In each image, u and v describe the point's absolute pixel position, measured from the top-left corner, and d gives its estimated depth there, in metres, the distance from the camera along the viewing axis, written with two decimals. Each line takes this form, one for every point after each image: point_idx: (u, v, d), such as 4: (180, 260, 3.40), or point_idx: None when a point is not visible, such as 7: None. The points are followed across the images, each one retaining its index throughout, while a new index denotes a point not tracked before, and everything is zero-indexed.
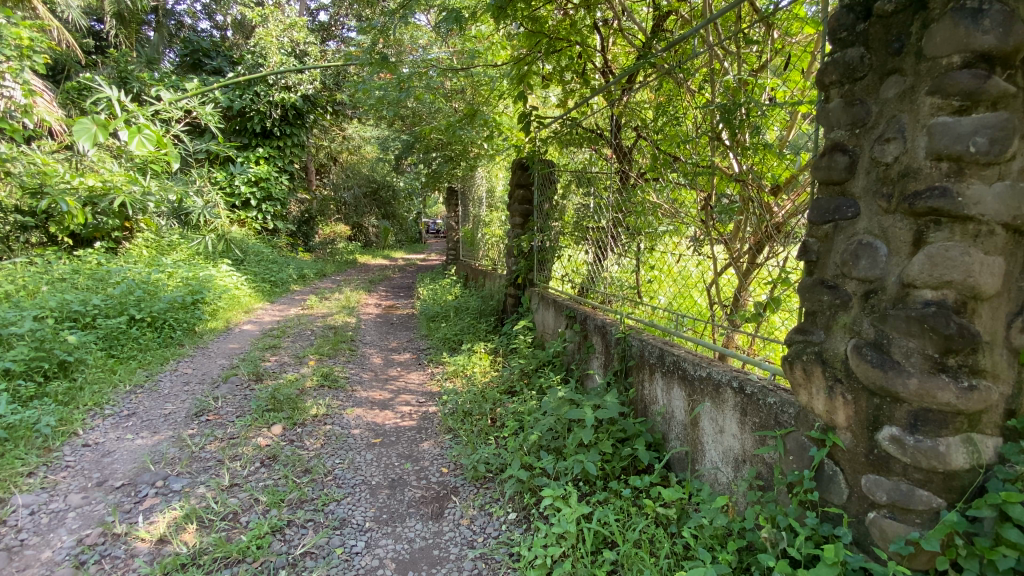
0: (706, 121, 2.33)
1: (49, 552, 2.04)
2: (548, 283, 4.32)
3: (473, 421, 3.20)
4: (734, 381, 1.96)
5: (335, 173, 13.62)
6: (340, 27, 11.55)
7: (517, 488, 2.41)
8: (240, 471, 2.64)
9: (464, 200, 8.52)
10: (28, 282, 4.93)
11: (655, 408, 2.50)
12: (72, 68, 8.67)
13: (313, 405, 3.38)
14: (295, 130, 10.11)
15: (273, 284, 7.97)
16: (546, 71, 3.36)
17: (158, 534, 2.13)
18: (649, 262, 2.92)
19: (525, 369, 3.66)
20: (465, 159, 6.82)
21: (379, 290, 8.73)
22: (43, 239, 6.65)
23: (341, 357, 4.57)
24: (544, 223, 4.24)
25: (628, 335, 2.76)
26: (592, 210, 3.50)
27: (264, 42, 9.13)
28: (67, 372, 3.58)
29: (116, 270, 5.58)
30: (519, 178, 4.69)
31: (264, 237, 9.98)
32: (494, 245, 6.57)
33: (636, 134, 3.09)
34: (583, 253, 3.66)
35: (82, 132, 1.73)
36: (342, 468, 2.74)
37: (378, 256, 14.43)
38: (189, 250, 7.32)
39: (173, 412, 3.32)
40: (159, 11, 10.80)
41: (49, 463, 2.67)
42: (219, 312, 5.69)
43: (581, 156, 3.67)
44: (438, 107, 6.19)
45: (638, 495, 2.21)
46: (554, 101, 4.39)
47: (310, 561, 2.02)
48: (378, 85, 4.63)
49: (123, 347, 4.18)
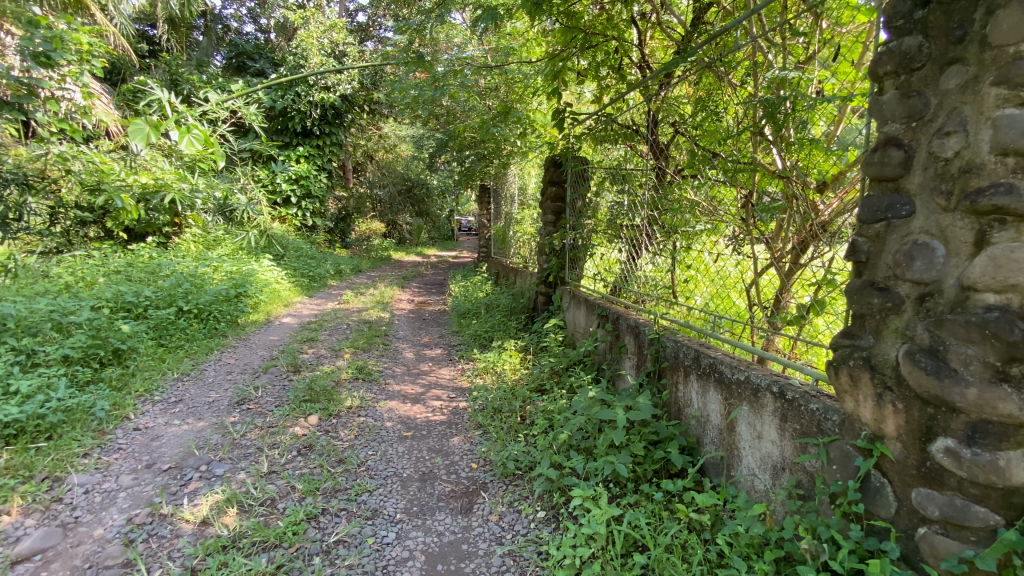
0: (748, 116, 2.26)
1: (100, 530, 2.17)
2: (579, 282, 4.27)
3: (502, 418, 3.20)
4: (774, 386, 1.88)
5: (370, 172, 13.85)
6: (378, 27, 11.83)
7: (546, 487, 2.40)
8: (278, 459, 2.72)
9: (497, 198, 8.57)
10: (86, 274, 5.20)
11: (689, 411, 2.44)
12: (128, 72, 9.16)
13: (347, 397, 3.47)
14: (333, 129, 10.41)
15: (311, 279, 8.21)
16: (581, 67, 3.32)
17: (201, 517, 2.22)
18: (685, 262, 2.86)
19: (555, 368, 3.64)
20: (497, 157, 6.84)
21: (411, 286, 8.84)
22: (100, 233, 6.78)
23: (375, 351, 4.66)
24: (576, 221, 4.21)
25: (662, 336, 2.69)
26: (626, 208, 3.45)
27: (305, 43, 9.40)
28: (121, 359, 3.78)
29: (165, 264, 5.85)
30: (552, 176, 4.63)
31: (303, 234, 10.30)
32: (526, 243, 6.57)
33: (674, 130, 2.99)
34: (616, 252, 3.61)
35: (137, 133, 1.89)
36: (374, 459, 2.79)
37: (410, 253, 14.60)
38: (234, 246, 7.70)
39: (217, 401, 3.46)
40: (208, 16, 11.24)
41: (103, 445, 2.83)
42: (261, 305, 5.91)
43: (616, 152, 3.62)
44: (472, 105, 6.24)
45: (670, 499, 2.17)
46: (588, 98, 4.34)
47: (342, 550, 2.07)
48: (413, 84, 4.68)
49: (171, 337, 4.40)
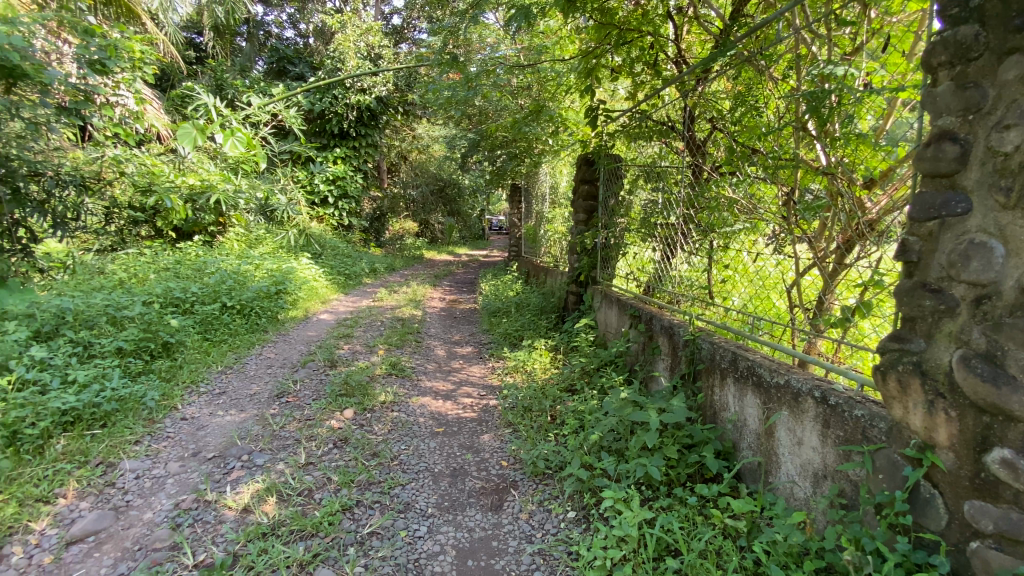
0: (790, 111, 2.18)
1: (150, 513, 2.29)
2: (611, 282, 4.23)
3: (533, 417, 3.20)
4: (816, 391, 1.81)
5: (404, 172, 14.09)
6: (412, 30, 12.01)
7: (576, 487, 2.39)
8: (315, 450, 2.81)
9: (528, 197, 8.57)
10: (139, 270, 5.49)
11: (725, 415, 2.38)
12: (177, 78, 9.61)
13: (381, 392, 3.54)
14: (369, 130, 10.64)
15: (347, 277, 8.42)
16: (616, 64, 3.28)
17: (243, 504, 2.31)
18: (722, 262, 2.80)
19: (586, 368, 3.61)
20: (529, 156, 6.84)
21: (443, 285, 8.95)
22: (151, 232, 6.94)
23: (407, 347, 4.75)
24: (609, 220, 4.16)
25: (698, 337, 2.64)
26: (661, 206, 3.40)
27: (343, 47, 9.64)
28: (170, 352, 3.97)
29: (211, 262, 6.11)
30: (584, 174, 4.59)
31: (340, 233, 10.57)
32: (557, 242, 6.55)
33: (711, 126, 2.92)
34: (649, 251, 3.56)
35: (185, 136, 1.97)
36: (407, 454, 2.84)
37: (442, 252, 14.77)
38: (275, 244, 7.97)
39: (258, 393, 3.59)
40: (251, 23, 11.67)
41: (153, 433, 2.98)
42: (300, 302, 6.10)
43: (650, 150, 3.56)
44: (504, 104, 6.26)
45: (705, 504, 2.12)
46: (622, 95, 4.29)
47: (376, 541, 2.12)
48: (447, 85, 4.73)
49: (216, 331, 4.59)
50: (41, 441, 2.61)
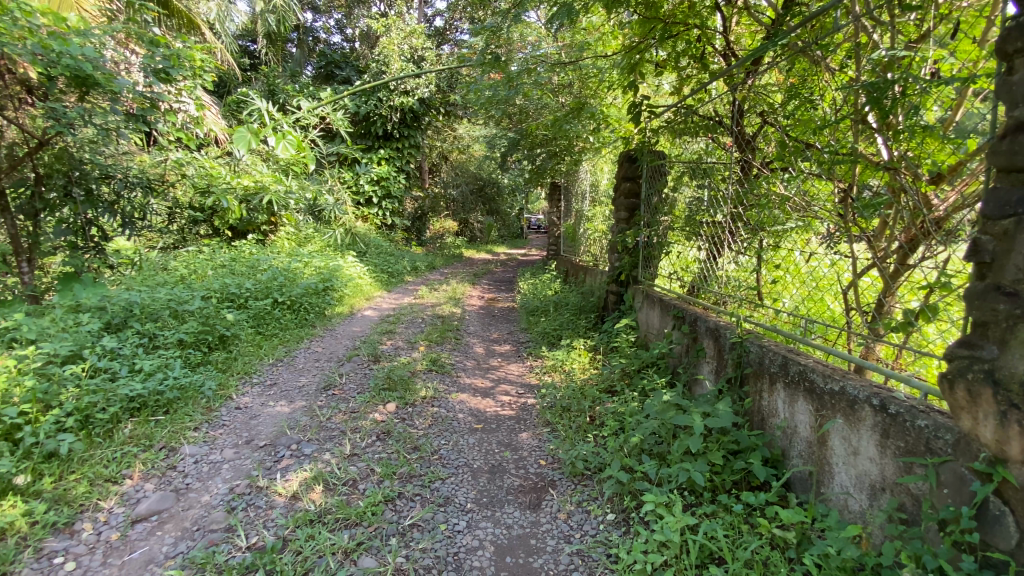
0: (848, 102, 2.04)
1: (207, 496, 2.43)
2: (653, 282, 4.15)
3: (572, 417, 3.19)
4: (874, 399, 1.72)
5: (445, 172, 14.30)
6: (454, 31, 12.16)
7: (616, 489, 2.36)
8: (359, 442, 2.90)
9: (568, 195, 8.51)
10: (198, 267, 5.82)
11: (774, 421, 2.28)
12: (233, 85, 10.13)
13: (422, 388, 3.62)
14: (411, 132, 10.85)
15: (390, 275, 8.63)
16: (660, 59, 3.22)
17: (291, 492, 2.42)
18: (772, 262, 2.70)
19: (626, 369, 3.56)
20: (569, 154, 6.79)
21: (482, 283, 9.03)
22: (210, 231, 7.42)
23: (447, 344, 4.82)
24: (652, 218, 4.08)
25: (745, 340, 2.54)
26: (706, 204, 3.31)
27: (387, 50, 9.88)
28: (225, 344, 4.20)
29: (263, 260, 6.41)
30: (626, 171, 4.52)
31: (383, 232, 10.86)
32: (598, 241, 6.48)
33: (762, 120, 2.81)
34: (694, 250, 3.47)
35: (240, 139, 2.08)
36: (447, 449, 2.89)
37: (481, 251, 14.90)
38: (322, 243, 8.27)
39: (306, 385, 3.75)
40: (301, 30, 12.14)
41: (210, 421, 3.16)
42: (345, 298, 6.31)
43: (695, 145, 3.47)
44: (545, 103, 6.25)
45: (751, 512, 2.06)
46: (666, 90, 4.19)
47: (416, 533, 2.16)
48: (488, 85, 4.78)
49: (268, 326, 4.82)
50: (111, 425, 2.82)
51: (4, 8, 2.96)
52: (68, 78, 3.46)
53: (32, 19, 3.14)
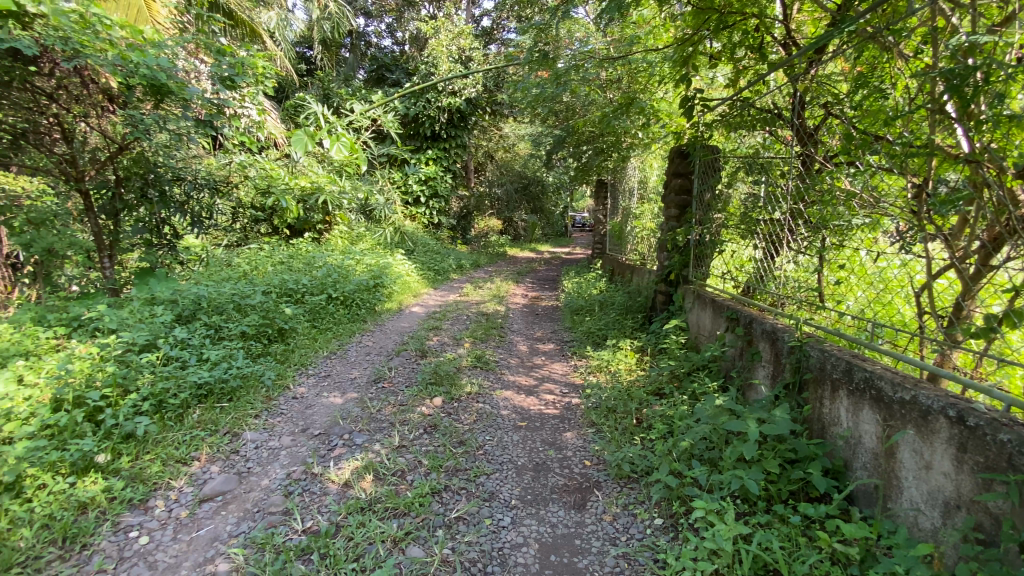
0: (924, 91, 1.90)
1: (266, 480, 2.56)
2: (705, 281, 4.02)
3: (617, 418, 3.14)
4: (950, 409, 1.60)
5: (490, 171, 14.43)
6: (502, 30, 12.23)
7: (664, 494, 2.31)
8: (407, 434, 2.98)
9: (615, 192, 8.38)
10: (259, 264, 6.15)
11: (836, 430, 2.16)
12: (291, 91, 10.63)
13: (467, 383, 3.68)
14: (458, 132, 11.02)
15: (436, 272, 8.80)
16: (714, 51, 3.11)
17: (344, 479, 2.52)
18: (835, 262, 2.56)
19: (675, 371, 3.47)
20: (617, 150, 6.68)
21: (526, 281, 9.05)
22: (269, 230, 7.71)
23: (492, 341, 4.86)
24: (704, 215, 3.95)
25: (805, 344, 2.42)
26: (763, 200, 3.17)
27: (436, 52, 10.07)
28: (284, 337, 4.42)
29: (318, 257, 6.69)
30: (677, 167, 4.40)
31: (430, 231, 11.08)
32: (646, 239, 6.34)
33: (826, 112, 2.66)
34: (749, 249, 3.33)
35: (298, 142, 2.21)
36: (491, 445, 2.92)
37: (525, 250, 14.90)
38: (373, 241, 8.54)
39: (357, 378, 3.89)
40: (354, 35, 12.58)
41: (269, 409, 3.34)
42: (394, 295, 6.49)
43: (752, 139, 3.33)
44: (592, 100, 6.19)
45: (809, 525, 1.96)
46: (721, 83, 4.05)
47: (462, 526, 2.20)
48: (535, 83, 4.78)
49: (323, 320, 5.04)
50: (181, 410, 3.03)
51: (84, 22, 3.23)
52: (145, 87, 3.71)
53: (111, 32, 3.41)
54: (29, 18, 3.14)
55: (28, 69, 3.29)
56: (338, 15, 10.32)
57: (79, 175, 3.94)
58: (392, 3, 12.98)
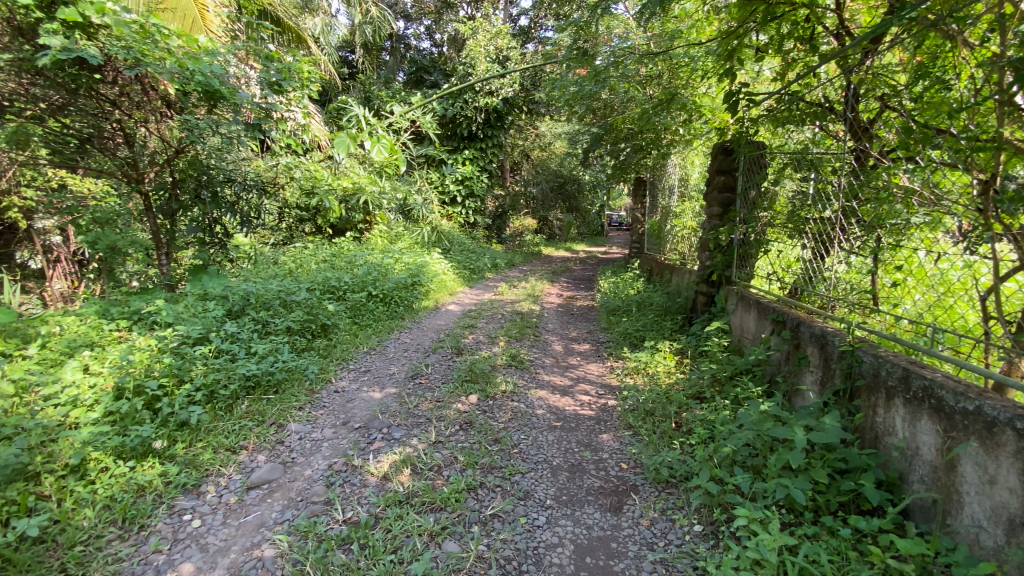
0: (993, 80, 1.77)
1: (309, 470, 2.66)
2: (749, 282, 3.89)
3: (656, 421, 3.08)
4: (1019, 422, 1.49)
5: (526, 170, 14.44)
6: (540, 28, 12.21)
7: (704, 500, 2.25)
8: (443, 430, 3.02)
9: (654, 190, 8.22)
10: (303, 261, 6.38)
11: (890, 440, 2.06)
12: (334, 94, 10.97)
13: (502, 382, 3.69)
14: (495, 131, 11.07)
15: (472, 271, 8.88)
16: (760, 43, 2.98)
17: (382, 472, 2.58)
18: (891, 263, 2.43)
19: (717, 375, 3.38)
20: (657, 148, 6.55)
21: (561, 281, 9.01)
22: (313, 229, 8.02)
23: (526, 340, 4.87)
24: (749, 214, 3.82)
25: (856, 349, 2.31)
26: (813, 198, 3.04)
27: (474, 52, 10.15)
28: (326, 332, 4.57)
29: (359, 256, 6.88)
30: (721, 164, 4.28)
31: (466, 230, 11.20)
32: (686, 239, 6.18)
33: (882, 105, 2.53)
34: (797, 249, 3.20)
35: (341, 144, 2.27)
36: (526, 444, 2.92)
37: (561, 249, 14.83)
38: (411, 240, 8.70)
39: (396, 373, 3.98)
40: (394, 38, 12.86)
41: (312, 402, 3.45)
42: (431, 293, 6.59)
43: (801, 135, 3.19)
44: (631, 96, 6.09)
45: (861, 539, 1.87)
46: (768, 77, 3.91)
47: (497, 524, 2.21)
48: (573, 81, 4.75)
49: (363, 317, 5.17)
50: (231, 401, 3.17)
51: (145, 32, 3.46)
52: (200, 93, 3.89)
53: (170, 42, 3.62)
54: (94, 29, 3.37)
55: (95, 78, 3.55)
56: (380, 19, 10.56)
57: (139, 178, 4.23)
58: (431, 6, 13.17)
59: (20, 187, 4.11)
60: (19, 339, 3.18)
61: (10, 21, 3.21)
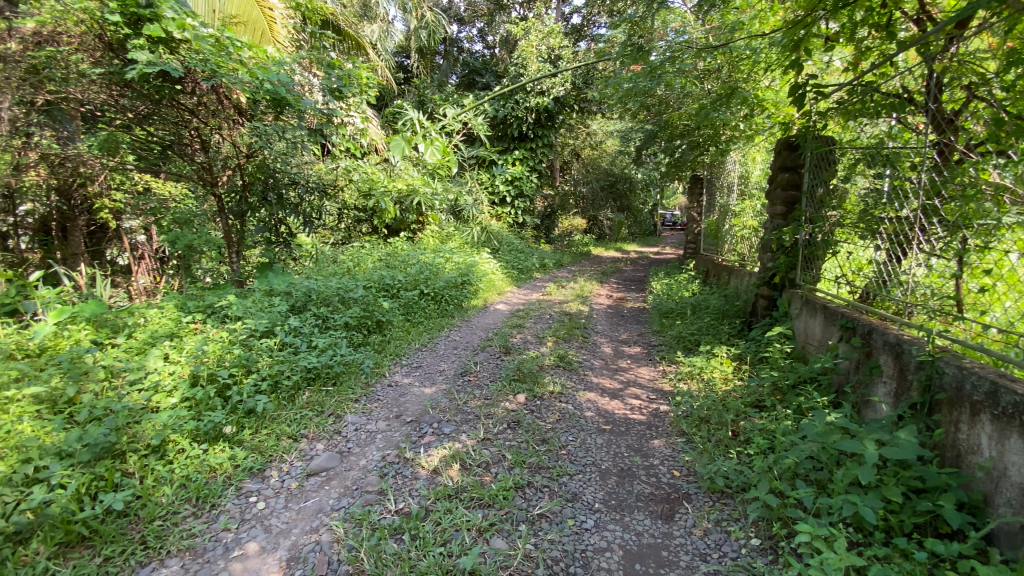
0: None
1: (364, 461, 2.77)
2: (815, 286, 3.67)
3: (710, 429, 2.98)
4: None
5: (576, 169, 14.33)
6: (592, 26, 12.09)
7: (762, 514, 2.15)
8: (492, 428, 3.05)
9: (711, 189, 7.92)
10: (360, 260, 6.64)
11: (974, 459, 1.90)
12: (390, 99, 11.34)
13: (551, 382, 3.69)
14: (546, 131, 11.06)
15: (521, 271, 8.92)
16: (830, 32, 2.80)
17: (433, 466, 2.64)
18: (978, 267, 2.23)
19: (778, 383, 3.21)
20: (714, 144, 6.31)
21: (611, 282, 8.87)
22: (369, 229, 8.33)
23: (575, 341, 4.84)
24: (816, 213, 3.61)
25: (936, 360, 2.14)
26: (888, 196, 2.83)
27: (526, 53, 10.19)
28: (381, 329, 4.74)
29: (412, 255, 7.07)
30: (785, 160, 4.07)
31: (515, 230, 11.25)
32: (746, 239, 5.92)
33: (970, 94, 2.32)
34: (870, 251, 2.99)
35: (396, 147, 2.34)
36: (574, 446, 2.90)
37: (611, 249, 14.60)
38: (461, 240, 8.86)
39: (446, 370, 4.07)
40: (447, 42, 13.12)
41: (367, 395, 3.59)
42: (480, 292, 6.67)
43: (875, 128, 2.98)
44: (688, 92, 5.90)
45: (939, 564, 1.72)
46: (839, 67, 3.67)
47: (545, 524, 2.21)
48: (627, 78, 4.66)
49: (416, 315, 5.31)
50: (293, 391, 3.35)
51: (220, 45, 3.72)
52: (268, 100, 4.14)
53: (242, 53, 3.88)
54: (177, 43, 3.67)
55: (176, 88, 3.88)
56: (434, 23, 10.82)
57: (214, 181, 4.53)
58: (484, 8, 13.33)
59: (110, 190, 4.47)
60: (110, 329, 3.51)
61: (102, 37, 3.54)
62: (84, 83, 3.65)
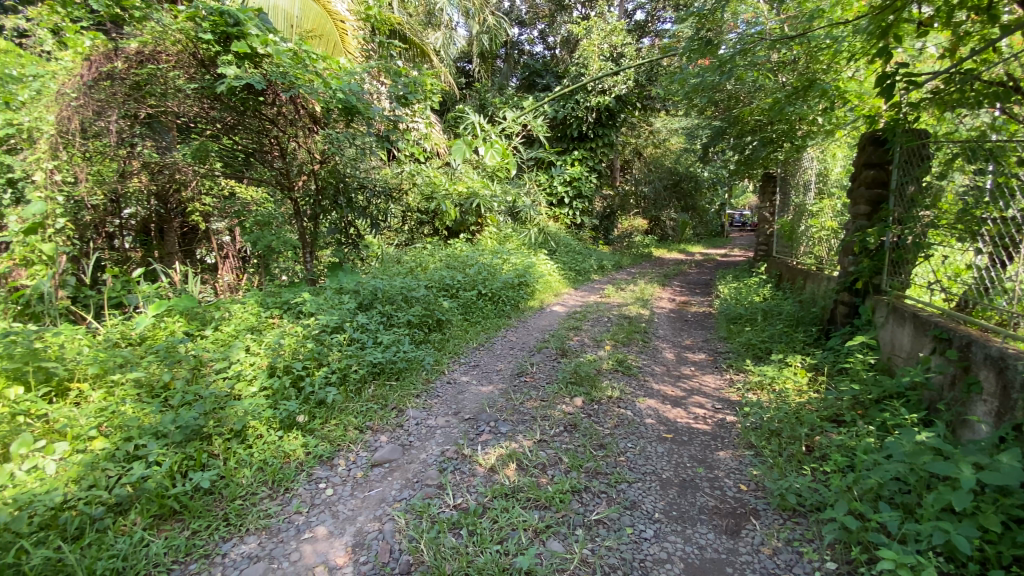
0: None
1: (425, 454, 2.86)
2: (904, 292, 3.37)
3: (782, 443, 2.81)
4: None
5: (637, 169, 14.00)
6: (657, 21, 11.78)
7: (840, 536, 2.01)
8: (548, 429, 3.06)
9: (785, 187, 7.46)
10: (422, 261, 6.87)
11: None
12: (452, 103, 11.61)
13: (609, 387, 3.63)
14: (607, 130, 10.90)
15: (578, 273, 8.85)
16: (924, 16, 2.56)
17: (490, 464, 2.68)
18: None
19: (858, 396, 2.98)
20: (789, 140, 5.95)
21: (672, 284, 8.59)
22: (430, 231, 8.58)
23: (634, 346, 4.73)
24: (906, 213, 3.31)
25: None
26: (992, 195, 2.55)
27: (587, 52, 10.10)
28: (441, 327, 4.88)
29: (471, 256, 7.21)
30: (870, 156, 3.77)
31: (573, 231, 11.18)
32: (824, 241, 5.53)
33: None
34: (970, 255, 2.70)
35: (458, 151, 2.40)
36: (634, 453, 2.84)
37: (672, 250, 14.13)
38: (518, 241, 8.93)
39: (503, 369, 4.12)
40: (508, 45, 13.26)
41: (428, 391, 3.70)
42: (537, 293, 6.69)
43: (978, 119, 2.69)
44: (761, 85, 5.60)
45: None
46: (935, 53, 3.34)
47: (602, 530, 2.18)
48: (694, 74, 4.50)
49: (474, 315, 5.42)
50: (360, 384, 3.52)
51: (298, 58, 3.98)
52: (341, 109, 4.38)
53: (317, 65, 4.13)
54: (261, 58, 3.96)
55: (259, 100, 4.21)
56: (496, 27, 10.97)
57: (291, 186, 4.85)
58: (546, 10, 13.35)
59: (201, 195, 4.91)
60: (200, 322, 3.85)
61: (196, 54, 3.88)
62: (180, 97, 4.04)
